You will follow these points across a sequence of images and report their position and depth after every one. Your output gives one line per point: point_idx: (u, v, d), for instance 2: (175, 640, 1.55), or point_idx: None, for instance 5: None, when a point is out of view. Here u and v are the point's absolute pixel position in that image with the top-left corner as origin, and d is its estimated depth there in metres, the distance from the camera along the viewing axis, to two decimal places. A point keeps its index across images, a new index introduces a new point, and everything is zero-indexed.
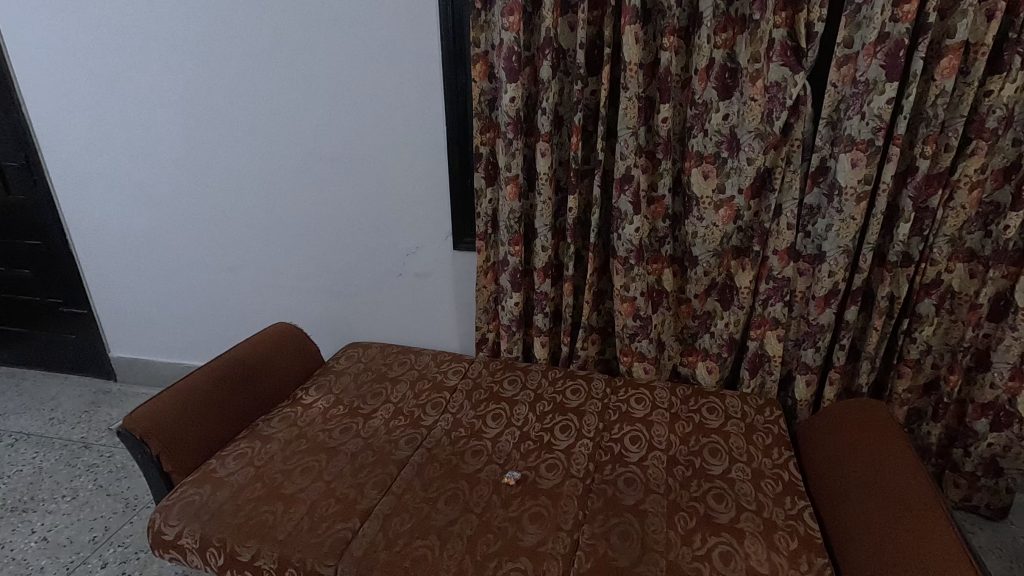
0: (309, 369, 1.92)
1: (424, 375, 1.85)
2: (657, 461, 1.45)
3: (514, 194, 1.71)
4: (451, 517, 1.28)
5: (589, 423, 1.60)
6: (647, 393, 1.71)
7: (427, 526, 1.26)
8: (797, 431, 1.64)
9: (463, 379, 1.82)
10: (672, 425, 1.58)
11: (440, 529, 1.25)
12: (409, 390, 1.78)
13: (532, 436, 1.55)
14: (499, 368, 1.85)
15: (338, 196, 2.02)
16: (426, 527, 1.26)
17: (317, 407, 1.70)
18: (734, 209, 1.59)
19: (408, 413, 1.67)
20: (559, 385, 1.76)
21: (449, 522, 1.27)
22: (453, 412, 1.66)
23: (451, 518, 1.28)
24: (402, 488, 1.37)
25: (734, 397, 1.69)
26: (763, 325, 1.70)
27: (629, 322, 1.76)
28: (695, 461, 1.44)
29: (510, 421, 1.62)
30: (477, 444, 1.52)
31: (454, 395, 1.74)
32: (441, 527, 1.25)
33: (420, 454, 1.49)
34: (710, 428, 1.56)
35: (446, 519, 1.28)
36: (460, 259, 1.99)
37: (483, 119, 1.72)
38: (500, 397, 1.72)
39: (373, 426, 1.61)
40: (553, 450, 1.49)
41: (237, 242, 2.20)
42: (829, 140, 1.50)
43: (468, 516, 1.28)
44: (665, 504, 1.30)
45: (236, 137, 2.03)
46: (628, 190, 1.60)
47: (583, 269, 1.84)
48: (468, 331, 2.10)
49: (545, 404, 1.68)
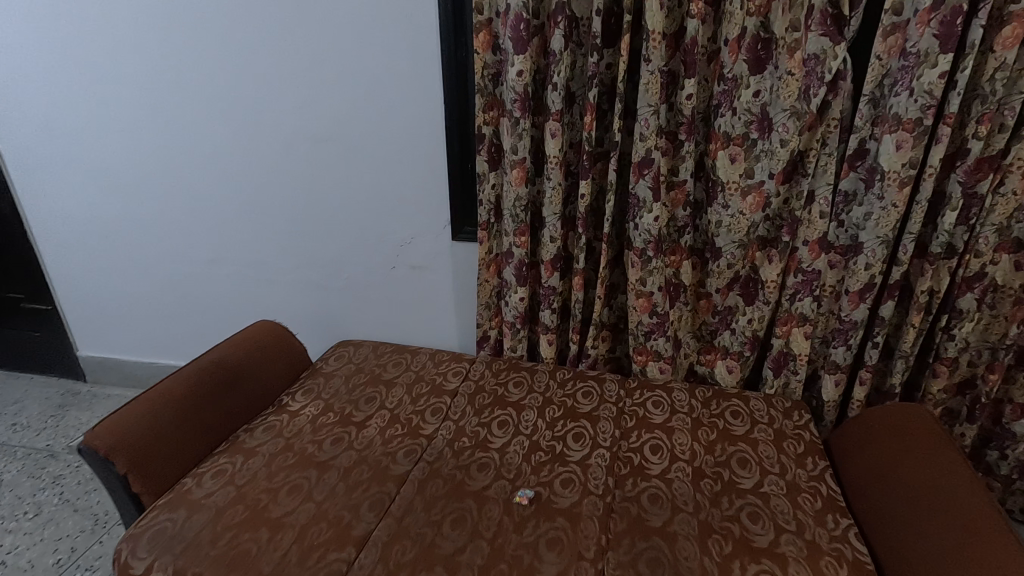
0: (298, 372, 1.76)
1: (421, 378, 1.70)
2: (684, 476, 1.31)
3: (520, 179, 1.56)
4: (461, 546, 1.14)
5: (605, 431, 1.47)
6: (665, 396, 1.58)
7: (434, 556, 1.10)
8: (828, 438, 1.52)
9: (464, 381, 1.68)
10: (695, 432, 1.45)
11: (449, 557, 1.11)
12: (405, 394, 1.63)
13: (543, 446, 1.42)
14: (504, 369, 1.71)
15: (326, 182, 1.84)
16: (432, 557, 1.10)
17: (305, 415, 1.56)
18: (763, 196, 1.45)
19: (404, 421, 1.52)
20: (569, 387, 1.63)
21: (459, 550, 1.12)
22: (455, 420, 1.52)
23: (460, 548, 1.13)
24: (402, 510, 1.23)
25: (758, 399, 1.56)
26: (789, 322, 1.58)
27: (644, 319, 1.63)
28: (723, 472, 1.32)
29: (518, 429, 1.48)
30: (484, 456, 1.38)
31: (456, 399, 1.60)
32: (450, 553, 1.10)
33: (420, 470, 1.34)
34: (736, 435, 1.44)
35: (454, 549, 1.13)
36: (461, 251, 1.83)
37: (486, 96, 1.55)
38: (506, 402, 1.58)
39: (367, 436, 1.47)
40: (567, 463, 1.36)
41: (215, 233, 2.03)
42: (870, 120, 1.35)
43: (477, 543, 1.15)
44: (696, 525, 1.18)
45: (210, 116, 1.84)
46: (647, 174, 1.45)
47: (594, 261, 1.70)
48: (469, 327, 1.95)
49: (555, 410, 1.55)
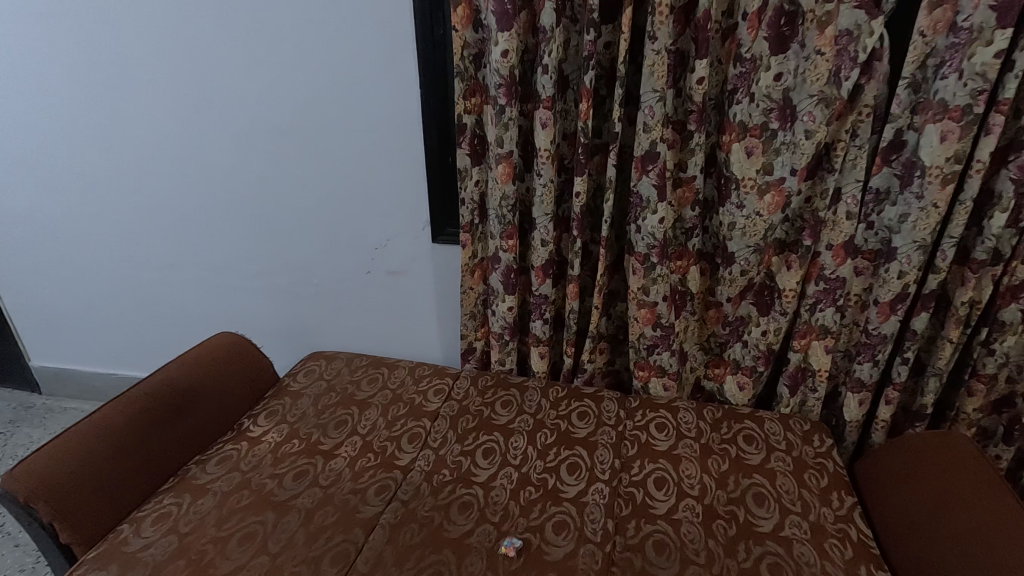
0: (265, 390, 1.60)
1: (398, 398, 1.53)
2: (694, 518, 1.16)
3: (507, 175, 1.38)
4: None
5: (603, 461, 1.31)
6: (669, 417, 1.43)
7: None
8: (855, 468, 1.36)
9: (447, 402, 1.52)
10: (703, 462, 1.30)
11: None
12: (380, 417, 1.47)
13: (534, 480, 1.27)
14: (491, 387, 1.56)
15: (291, 178, 1.65)
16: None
17: (266, 443, 1.39)
18: (784, 195, 1.27)
19: (377, 450, 1.36)
20: (563, 408, 1.48)
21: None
22: (435, 448, 1.36)
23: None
24: (369, 566, 1.06)
25: (773, 421, 1.41)
26: (808, 334, 1.42)
27: (647, 331, 1.47)
28: (738, 512, 1.17)
29: (505, 459, 1.32)
30: (467, 494, 1.23)
31: (437, 423, 1.44)
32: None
33: (392, 512, 1.18)
34: (750, 465, 1.28)
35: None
36: (442, 254, 1.65)
37: (467, 80, 1.36)
38: (494, 426, 1.43)
39: (335, 469, 1.31)
40: (561, 501, 1.20)
41: (172, 235, 1.83)
42: (909, 107, 1.17)
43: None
44: None
45: (159, 105, 1.64)
46: (652, 170, 1.28)
47: (591, 267, 1.52)
48: (453, 339, 1.77)
49: (547, 435, 1.40)
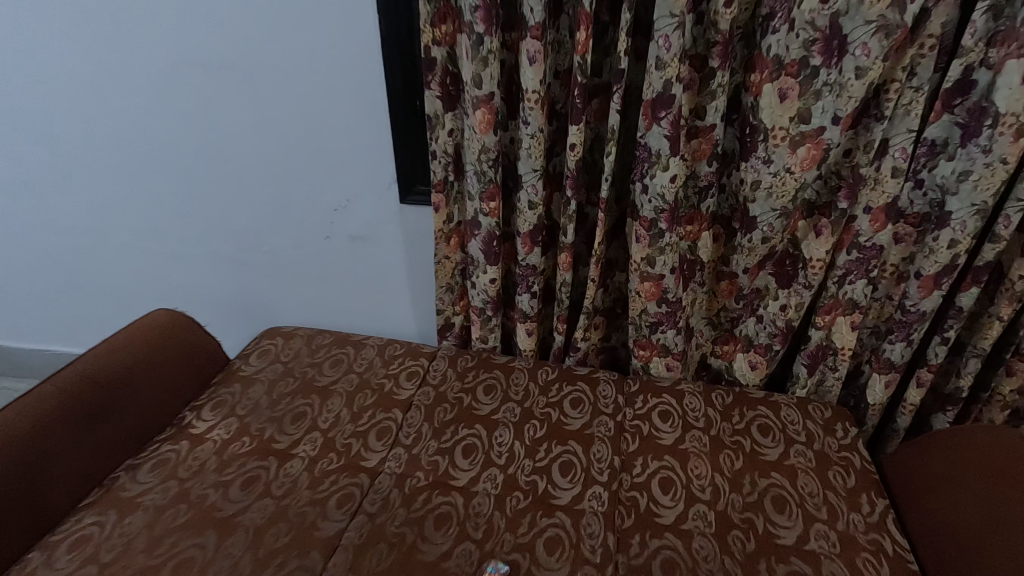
0: (215, 371, 1.41)
1: (366, 385, 1.35)
2: (707, 530, 1.01)
3: (487, 124, 1.14)
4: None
5: (601, 458, 1.15)
6: (674, 404, 1.27)
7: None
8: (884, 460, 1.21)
9: (421, 388, 1.33)
10: (715, 459, 1.14)
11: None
12: (344, 408, 1.28)
13: (522, 484, 1.10)
14: (472, 369, 1.38)
15: (228, 127, 1.38)
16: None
17: (211, 442, 1.20)
18: (821, 149, 1.05)
19: (340, 449, 1.18)
20: (554, 394, 1.31)
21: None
22: (407, 445, 1.19)
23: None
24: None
25: (790, 407, 1.26)
26: (833, 310, 1.24)
27: (650, 307, 1.29)
28: (756, 521, 1.02)
29: (488, 458, 1.16)
30: (445, 504, 1.06)
31: (410, 414, 1.26)
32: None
33: (356, 528, 1.01)
34: (767, 462, 1.13)
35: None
36: (412, 218, 1.42)
37: (435, 2, 1.09)
38: (475, 417, 1.25)
39: (291, 472, 1.13)
40: (553, 511, 1.04)
41: (94, 195, 1.56)
42: (984, 37, 0.94)
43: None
44: None
45: (57, 34, 1.33)
46: (664, 118, 1.05)
47: (586, 232, 1.31)
48: (428, 313, 1.57)
49: (536, 427, 1.23)
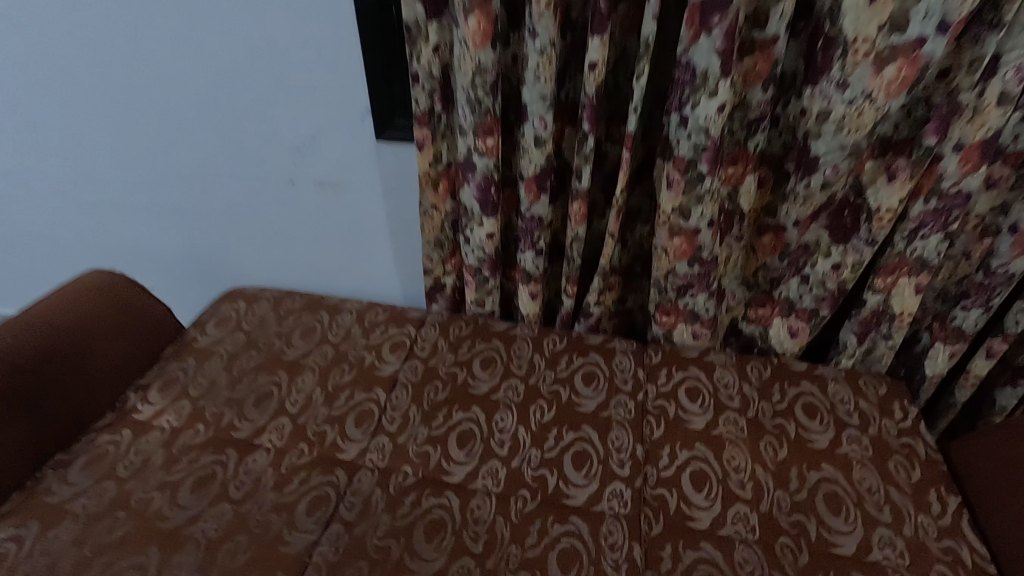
0: (153, 345, 1.17)
1: (342, 358, 1.15)
2: (750, 538, 0.85)
3: (483, 35, 0.89)
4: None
5: (621, 447, 0.98)
6: (703, 379, 1.10)
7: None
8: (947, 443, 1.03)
9: (407, 362, 1.14)
10: (755, 447, 0.98)
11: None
12: (317, 387, 1.09)
13: (529, 481, 0.93)
14: (468, 339, 1.19)
15: (156, 43, 1.10)
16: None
17: (158, 431, 1.01)
18: (920, 68, 0.82)
19: (312, 438, 1.00)
20: (564, 367, 1.13)
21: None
22: (391, 433, 1.01)
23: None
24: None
25: (838, 382, 1.08)
26: (897, 270, 1.03)
27: (678, 267, 1.08)
28: (807, 526, 0.86)
29: (489, 448, 0.98)
30: (438, 507, 0.89)
31: (395, 394, 1.08)
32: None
33: (330, 541, 0.84)
34: (816, 451, 0.96)
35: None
36: (392, 158, 1.17)
37: None
38: (471, 398, 1.07)
39: (254, 468, 0.95)
40: (567, 516, 0.88)
41: (4, 131, 1.29)
42: None
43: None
44: None
45: None
46: (716, 27, 0.81)
47: (603, 176, 1.08)
48: (415, 272, 1.35)
49: (544, 408, 1.05)
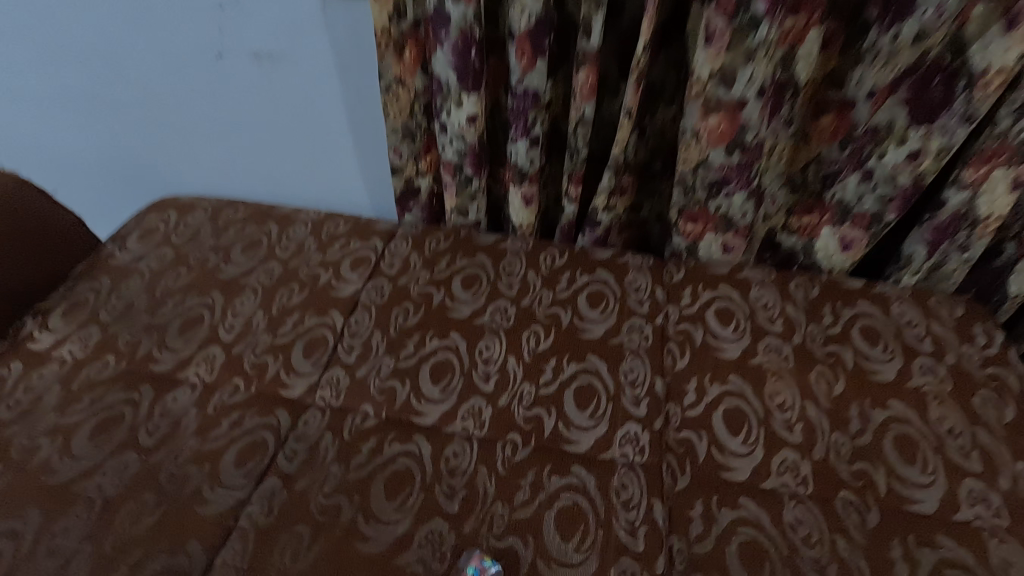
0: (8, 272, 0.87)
1: (291, 277, 0.93)
2: (802, 493, 0.67)
3: None
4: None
5: (636, 381, 0.78)
6: (736, 300, 0.89)
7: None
8: None
9: (372, 280, 0.93)
10: (803, 381, 0.78)
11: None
12: (259, 309, 0.88)
13: (520, 423, 0.74)
14: (447, 254, 0.97)
15: None
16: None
17: (55, 365, 0.81)
18: None
19: (249, 371, 0.80)
20: (564, 287, 0.92)
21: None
22: (350, 365, 0.81)
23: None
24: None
25: (904, 302, 0.88)
26: (994, 158, 0.81)
27: (713, 158, 0.85)
28: (874, 477, 0.68)
29: (471, 383, 0.79)
30: (405, 457, 0.70)
31: (354, 319, 0.87)
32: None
33: (262, 500, 0.65)
34: (881, 385, 0.77)
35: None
36: (343, 17, 0.91)
37: None
38: (450, 322, 0.86)
39: (172, 408, 0.75)
40: (567, 466, 0.69)
41: None
42: None
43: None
44: None
45: None
46: None
47: (621, 37, 0.84)
48: (382, 176, 1.11)
49: (539, 334, 0.85)
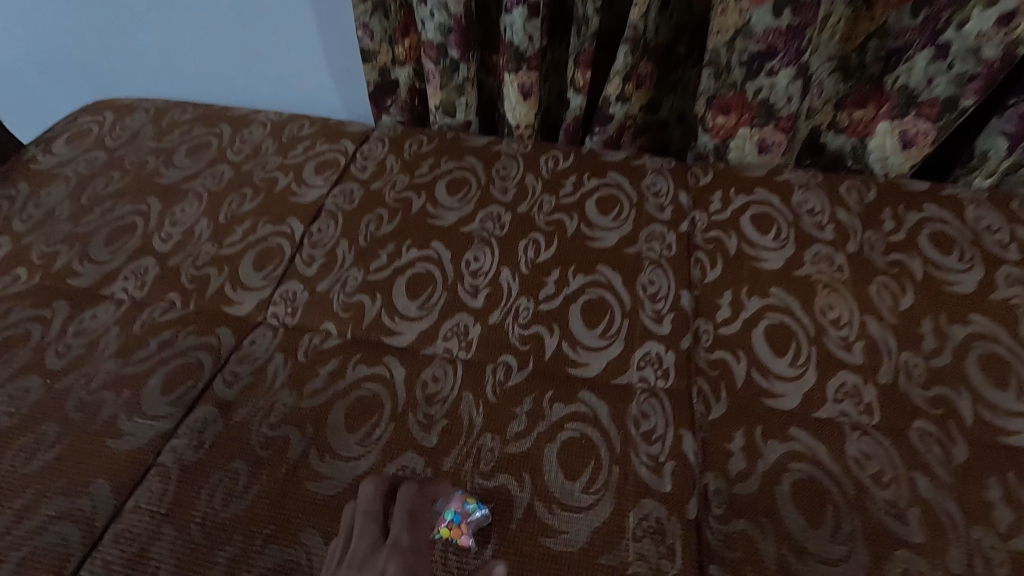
0: None
1: (243, 181, 0.78)
2: (867, 423, 0.53)
3: None
4: (372, 488, 0.46)
5: (656, 295, 0.64)
6: (777, 205, 0.74)
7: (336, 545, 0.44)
8: None
9: (340, 185, 0.78)
10: (862, 294, 0.64)
11: (358, 556, 0.42)
12: (203, 217, 0.73)
13: (515, 343, 0.60)
14: (429, 156, 0.82)
15: None
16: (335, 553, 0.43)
17: None
18: None
19: (187, 286, 0.66)
20: (569, 191, 0.76)
21: (379, 521, 0.45)
22: (310, 279, 0.67)
23: (377, 513, 0.45)
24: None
25: (981, 204, 0.73)
26: None
27: (756, 22, 0.69)
28: (958, 405, 0.54)
29: (456, 298, 0.65)
30: (372, 382, 0.56)
31: (317, 227, 0.72)
32: (370, 537, 0.43)
33: (190, 432, 0.52)
34: (959, 298, 0.63)
35: (361, 504, 0.46)
36: None
37: None
38: (431, 230, 0.72)
39: (90, 328, 0.61)
40: (573, 392, 0.56)
41: None
42: None
43: (405, 482, 0.47)
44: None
45: None
46: None
47: None
48: (352, 68, 0.96)
49: (538, 243, 0.70)
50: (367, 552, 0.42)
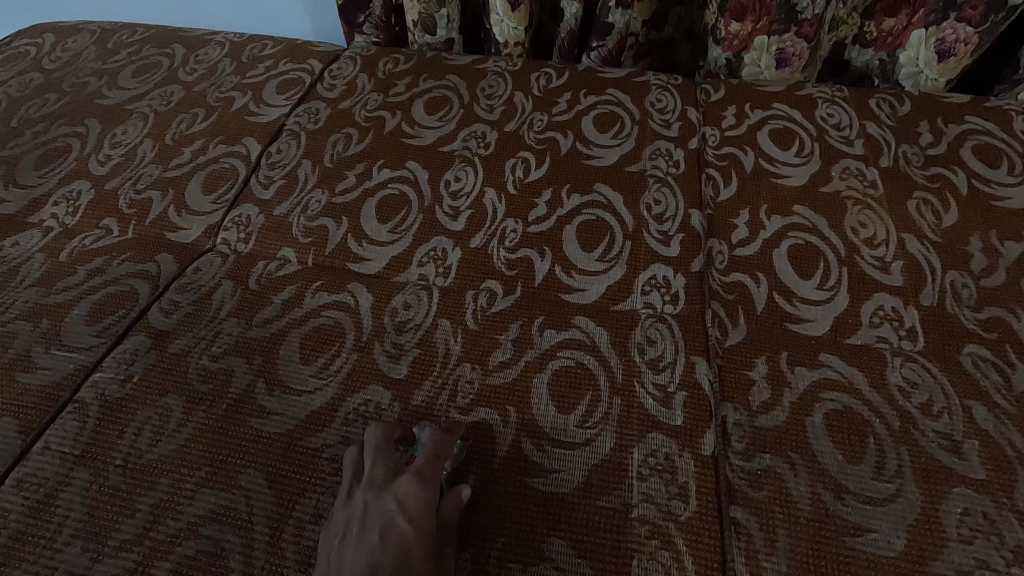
0: None
1: (195, 102, 0.69)
2: (910, 349, 0.45)
3: None
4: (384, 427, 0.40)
5: (661, 215, 0.56)
6: (798, 119, 0.65)
7: (343, 483, 0.37)
8: None
9: (304, 105, 0.69)
10: (898, 210, 0.55)
11: (374, 483, 0.36)
12: (147, 138, 0.65)
13: (500, 268, 0.52)
14: (406, 75, 0.73)
15: None
16: (343, 488, 0.37)
17: None
18: None
19: (125, 210, 0.57)
20: (563, 108, 0.68)
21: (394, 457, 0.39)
22: (266, 202, 0.58)
23: (389, 442, 0.39)
24: (4, 544, 0.36)
25: None
26: None
27: None
28: (1015, 327, 0.47)
29: (433, 221, 0.56)
30: (333, 311, 0.49)
31: (277, 147, 0.64)
32: (384, 463, 0.37)
33: (117, 364, 0.44)
34: (1010, 213, 0.55)
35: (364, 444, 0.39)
36: None
37: None
38: (407, 150, 0.63)
39: (11, 255, 0.53)
40: (567, 318, 0.48)
41: None
42: None
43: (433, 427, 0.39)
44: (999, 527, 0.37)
45: None
46: None
47: None
48: None
49: (528, 163, 0.62)
50: (384, 478, 0.36)
